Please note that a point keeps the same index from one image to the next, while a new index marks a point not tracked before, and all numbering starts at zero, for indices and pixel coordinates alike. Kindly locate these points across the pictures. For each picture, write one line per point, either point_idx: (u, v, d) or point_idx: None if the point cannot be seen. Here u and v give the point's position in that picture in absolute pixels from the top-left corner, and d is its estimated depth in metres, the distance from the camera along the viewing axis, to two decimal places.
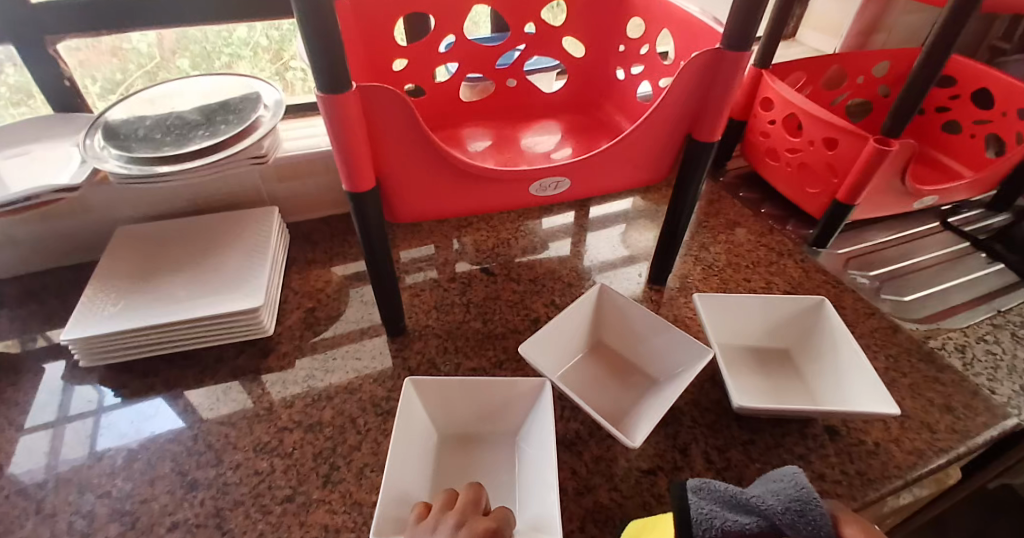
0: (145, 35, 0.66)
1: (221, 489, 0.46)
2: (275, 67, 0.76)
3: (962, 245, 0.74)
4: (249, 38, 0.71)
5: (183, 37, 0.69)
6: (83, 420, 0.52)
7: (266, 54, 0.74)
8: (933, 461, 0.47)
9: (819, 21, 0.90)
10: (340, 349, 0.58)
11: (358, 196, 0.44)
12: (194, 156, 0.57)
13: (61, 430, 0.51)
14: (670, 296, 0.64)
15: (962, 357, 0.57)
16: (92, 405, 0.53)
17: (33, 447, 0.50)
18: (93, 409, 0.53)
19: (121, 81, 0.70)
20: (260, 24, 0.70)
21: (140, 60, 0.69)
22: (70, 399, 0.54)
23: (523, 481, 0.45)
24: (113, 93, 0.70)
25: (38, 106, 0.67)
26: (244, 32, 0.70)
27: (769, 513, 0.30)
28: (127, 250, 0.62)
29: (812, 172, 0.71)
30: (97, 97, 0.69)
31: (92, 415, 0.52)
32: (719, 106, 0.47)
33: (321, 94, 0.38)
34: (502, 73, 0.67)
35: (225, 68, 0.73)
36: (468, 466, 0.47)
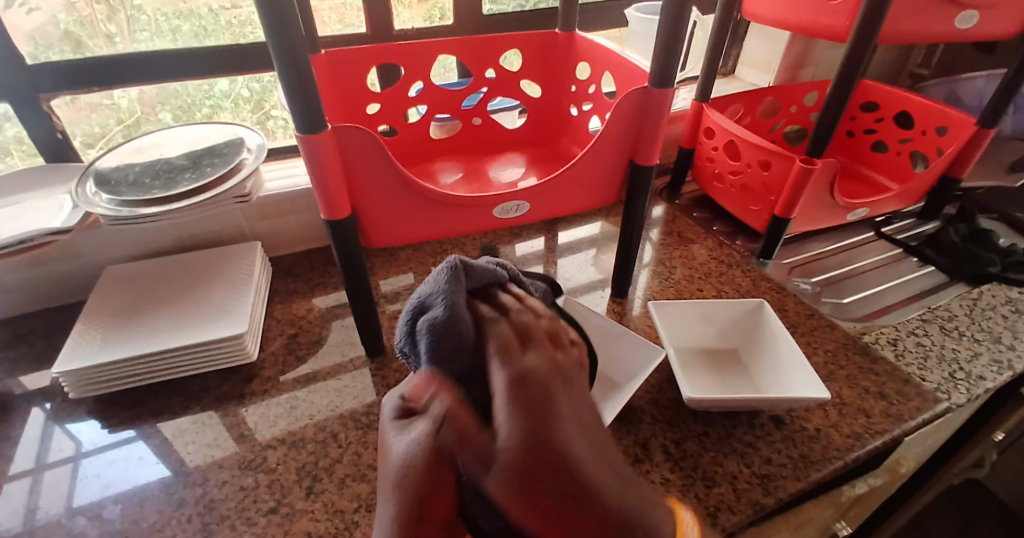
0: (126, 92, 0.71)
1: (208, 506, 0.48)
2: (256, 117, 0.81)
3: (895, 251, 0.81)
4: (230, 89, 0.77)
5: (163, 92, 0.74)
6: (61, 466, 0.52)
7: (248, 104, 0.80)
8: (869, 443, 0.52)
9: (751, 59, 1.00)
10: (322, 371, 0.62)
11: (335, 223, 0.49)
12: (181, 197, 0.62)
13: (49, 464, 0.53)
14: (630, 307, 0.70)
15: (894, 349, 0.63)
16: (73, 451, 0.54)
17: (25, 479, 0.52)
18: (71, 455, 0.53)
19: (100, 134, 0.73)
20: (242, 77, 0.76)
21: (121, 115, 0.73)
22: (59, 433, 0.55)
23: None
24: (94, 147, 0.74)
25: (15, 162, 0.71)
26: (225, 85, 0.76)
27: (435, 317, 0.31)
28: (115, 288, 0.66)
29: (753, 192, 0.78)
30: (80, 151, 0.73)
31: (71, 460, 0.53)
32: (653, 134, 0.54)
33: (300, 135, 0.43)
34: (468, 113, 0.74)
35: (205, 119, 0.78)
36: None
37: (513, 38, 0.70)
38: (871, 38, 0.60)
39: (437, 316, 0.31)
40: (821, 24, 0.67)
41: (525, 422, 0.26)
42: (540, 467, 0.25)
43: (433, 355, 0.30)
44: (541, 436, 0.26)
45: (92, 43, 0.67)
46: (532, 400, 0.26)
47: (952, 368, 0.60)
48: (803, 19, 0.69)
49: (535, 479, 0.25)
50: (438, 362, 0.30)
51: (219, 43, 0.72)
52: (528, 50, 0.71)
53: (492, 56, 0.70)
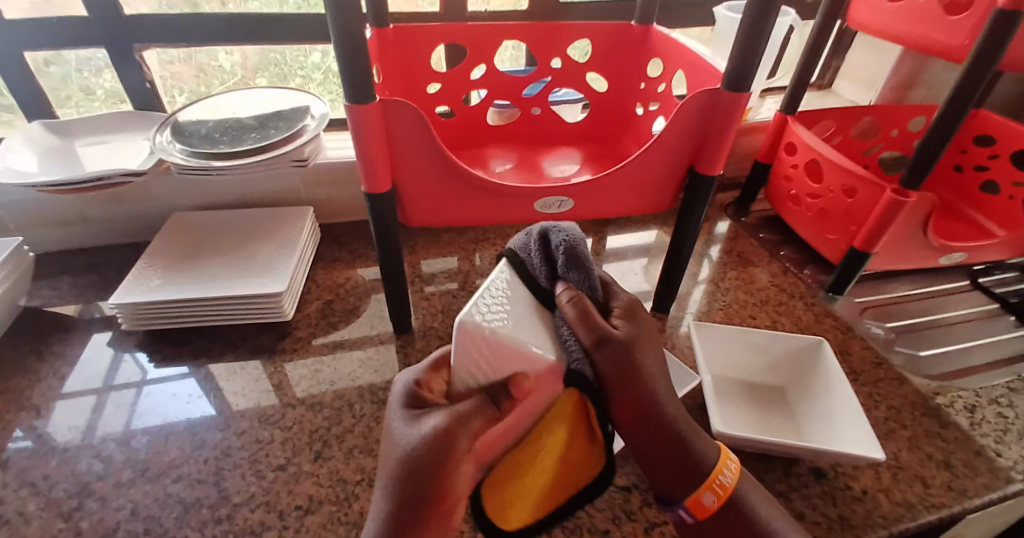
0: (230, 55, 0.76)
1: (224, 451, 0.50)
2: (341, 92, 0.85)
3: (991, 306, 0.71)
4: (321, 62, 0.80)
5: (266, 58, 0.78)
6: (127, 389, 0.56)
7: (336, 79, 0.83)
8: (923, 516, 0.45)
9: (853, 74, 0.93)
10: (349, 341, 0.62)
11: (375, 196, 0.49)
12: (244, 155, 0.64)
13: (93, 389, 0.56)
14: (672, 324, 0.65)
15: (970, 416, 0.54)
16: (136, 377, 0.57)
17: (75, 395, 0.56)
18: (137, 381, 0.57)
19: (204, 93, 0.79)
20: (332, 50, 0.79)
21: (223, 77, 0.78)
22: (111, 361, 0.59)
23: (526, 334, 0.32)
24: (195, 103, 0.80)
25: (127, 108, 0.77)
26: (317, 57, 0.80)
27: (556, 252, 0.36)
28: (178, 233, 0.69)
29: (832, 219, 0.71)
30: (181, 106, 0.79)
31: (135, 386, 0.56)
32: (718, 141, 0.49)
33: (348, 105, 0.43)
34: (528, 102, 0.72)
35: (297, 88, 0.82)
36: (494, 368, 0.32)
37: (586, 28, 0.67)
38: (994, 61, 0.53)
39: (572, 238, 0.36)
40: (936, 41, 0.59)
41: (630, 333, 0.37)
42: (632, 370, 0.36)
43: (568, 263, 0.35)
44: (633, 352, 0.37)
45: (207, 6, 0.71)
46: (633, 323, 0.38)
47: None
48: (913, 34, 0.62)
49: (636, 383, 0.36)
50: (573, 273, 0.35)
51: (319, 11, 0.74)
52: (600, 42, 0.68)
53: (562, 45, 0.68)
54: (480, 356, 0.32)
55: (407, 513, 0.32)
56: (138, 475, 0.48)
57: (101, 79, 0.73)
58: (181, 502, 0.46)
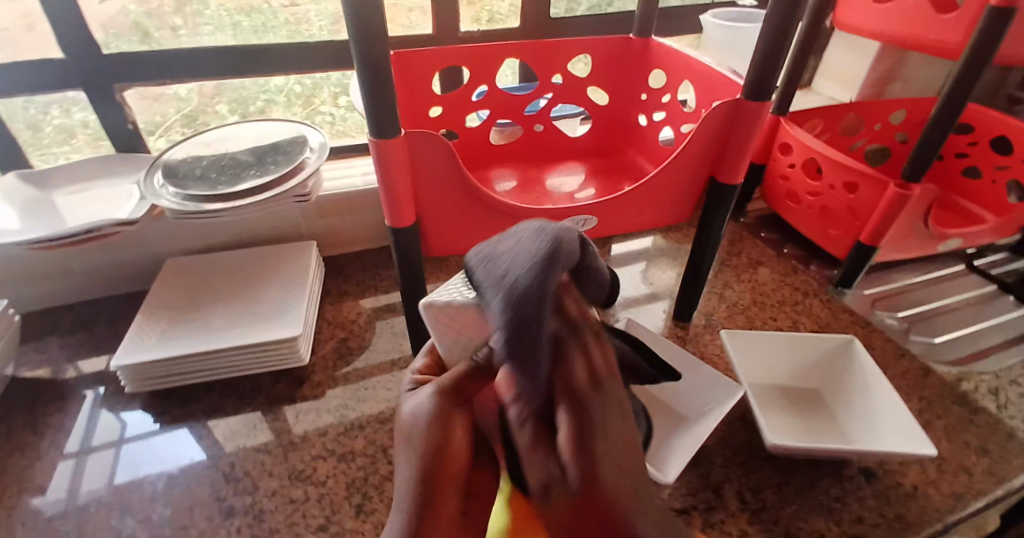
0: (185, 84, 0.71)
1: (257, 517, 0.47)
2: (304, 113, 0.80)
3: (988, 287, 0.74)
4: (283, 85, 0.76)
5: (220, 85, 0.73)
6: (103, 451, 0.53)
7: (298, 100, 0.79)
8: (974, 505, 0.46)
9: (830, 72, 0.95)
10: (371, 380, 0.60)
11: (399, 230, 0.47)
12: (244, 195, 0.61)
13: (83, 459, 0.52)
14: (695, 333, 0.65)
15: (997, 400, 0.56)
16: (112, 435, 0.54)
17: (81, 469, 0.51)
18: (114, 440, 0.54)
19: (159, 123, 0.73)
20: (292, 76, 0.75)
21: (179, 104, 0.73)
22: (96, 424, 0.55)
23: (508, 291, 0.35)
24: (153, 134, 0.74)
25: (80, 144, 0.71)
26: (279, 81, 0.76)
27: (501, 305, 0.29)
28: (174, 280, 0.65)
29: (834, 215, 0.72)
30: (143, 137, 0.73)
31: (112, 446, 0.53)
32: (742, 150, 0.49)
33: (373, 140, 0.41)
34: (531, 120, 0.71)
35: (259, 113, 0.78)
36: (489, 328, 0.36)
37: (585, 43, 0.67)
38: (989, 57, 0.55)
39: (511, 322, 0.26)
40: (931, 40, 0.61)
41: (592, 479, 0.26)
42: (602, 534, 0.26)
43: (513, 354, 0.26)
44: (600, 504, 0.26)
45: (158, 35, 0.66)
46: (592, 451, 0.27)
47: None
48: (909, 33, 0.64)
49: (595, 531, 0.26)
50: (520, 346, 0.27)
51: (277, 39, 0.71)
52: (600, 56, 0.68)
53: (562, 61, 0.67)
54: (451, 324, 0.37)
55: (419, 494, 0.33)
56: None
57: (51, 117, 0.67)
58: None
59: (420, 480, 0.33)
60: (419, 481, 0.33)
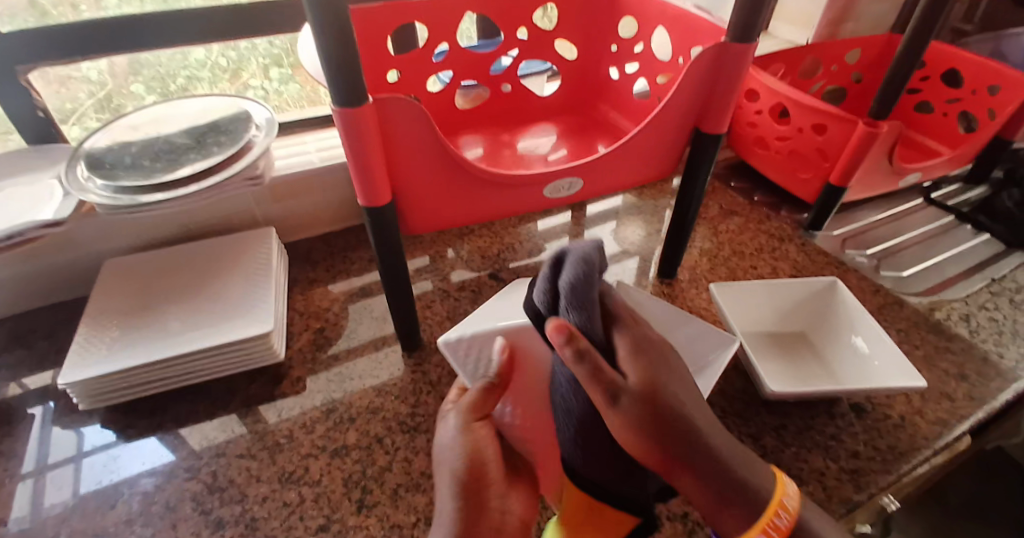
0: (95, 63, 0.64)
1: (250, 526, 0.44)
2: (233, 89, 0.74)
3: (947, 218, 0.76)
4: (206, 58, 0.70)
5: (134, 62, 0.66)
6: (60, 468, 0.48)
7: (224, 73, 0.72)
8: (958, 429, 0.48)
9: (787, 14, 0.94)
10: (356, 369, 0.56)
11: (375, 209, 0.44)
12: (188, 181, 0.55)
13: (40, 480, 0.48)
14: (681, 288, 0.64)
15: (968, 326, 0.58)
16: (68, 451, 0.50)
17: (41, 499, 0.46)
18: (71, 455, 0.49)
19: (71, 110, 0.65)
20: (217, 46, 0.68)
21: (91, 88, 0.65)
22: (50, 443, 0.50)
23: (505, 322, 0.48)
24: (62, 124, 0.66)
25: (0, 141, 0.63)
26: (200, 53, 0.69)
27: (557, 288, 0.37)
28: (119, 282, 0.59)
29: (802, 157, 0.73)
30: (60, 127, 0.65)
31: (70, 461, 0.49)
32: (726, 97, 0.48)
33: (338, 110, 0.37)
34: (497, 80, 0.67)
35: (182, 91, 0.71)
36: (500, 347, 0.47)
37: None
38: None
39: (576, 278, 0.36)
40: None
41: (642, 375, 0.35)
42: (664, 414, 0.34)
43: (573, 305, 0.36)
44: (652, 388, 0.35)
45: (57, 13, 0.58)
46: (646, 362, 0.36)
47: None
48: None
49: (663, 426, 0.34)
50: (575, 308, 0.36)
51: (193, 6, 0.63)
52: (566, 7, 0.64)
53: (526, 14, 0.63)
54: (469, 351, 0.47)
55: (465, 502, 0.37)
56: None
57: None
58: None
59: (461, 488, 0.38)
60: (459, 489, 0.38)
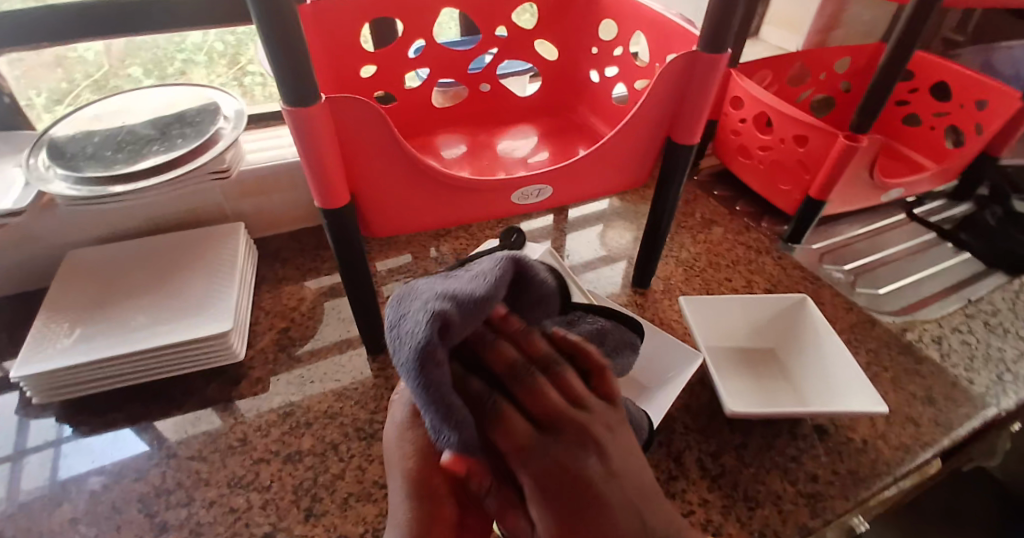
0: (91, 44, 0.63)
1: (195, 530, 0.43)
2: (232, 73, 0.73)
3: (928, 235, 0.76)
4: (202, 42, 0.68)
5: (133, 44, 0.65)
6: (42, 454, 0.48)
7: (223, 58, 0.71)
8: (920, 455, 0.48)
9: (778, 18, 0.93)
10: (318, 371, 0.55)
11: (332, 211, 0.42)
12: (149, 174, 0.54)
13: (21, 464, 0.48)
14: (653, 298, 0.64)
15: (939, 348, 0.58)
16: (50, 437, 0.49)
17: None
18: (52, 441, 0.49)
19: (67, 91, 0.66)
20: (216, 31, 0.66)
21: (86, 70, 0.65)
22: (30, 432, 0.50)
23: None
24: (61, 104, 0.66)
25: None
26: (198, 38, 0.67)
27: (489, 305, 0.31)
28: (80, 275, 0.58)
29: (784, 169, 0.71)
30: (43, 108, 0.65)
31: (51, 447, 0.49)
32: (698, 107, 0.47)
33: (287, 108, 0.36)
34: (475, 78, 0.66)
35: (178, 76, 0.70)
36: None
37: None
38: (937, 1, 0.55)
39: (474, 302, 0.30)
40: None
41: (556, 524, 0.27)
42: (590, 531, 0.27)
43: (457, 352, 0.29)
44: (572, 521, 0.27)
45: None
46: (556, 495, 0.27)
47: (1000, 369, 0.56)
48: None
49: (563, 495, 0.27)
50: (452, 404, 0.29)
51: None
52: (546, 6, 0.63)
53: (505, 12, 0.62)
54: None
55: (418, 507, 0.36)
56: None
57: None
58: None
59: (412, 494, 0.36)
60: (413, 494, 0.37)
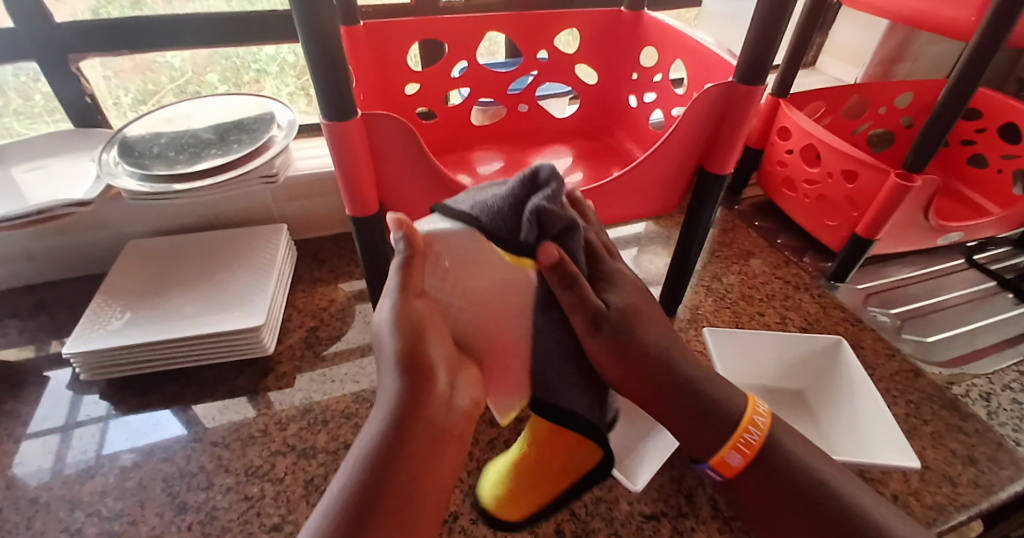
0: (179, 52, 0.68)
1: (209, 514, 0.45)
2: (300, 82, 0.77)
3: (987, 284, 0.70)
4: (276, 55, 0.73)
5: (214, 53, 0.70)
6: (90, 427, 0.52)
7: (293, 69, 0.76)
8: (955, 518, 0.44)
9: (840, 50, 0.91)
10: (339, 371, 0.57)
11: (362, 219, 0.45)
12: (205, 174, 0.58)
13: (69, 434, 0.51)
14: (679, 327, 0.62)
15: (987, 405, 0.53)
16: (97, 415, 0.53)
17: (28, 462, 0.49)
18: (101, 417, 0.53)
19: (152, 92, 0.71)
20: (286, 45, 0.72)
21: (172, 74, 0.70)
22: (80, 406, 0.54)
23: None
24: (145, 104, 0.72)
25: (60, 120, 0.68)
26: (272, 49, 0.72)
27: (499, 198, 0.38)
28: (138, 263, 0.63)
29: (830, 205, 0.68)
30: (130, 107, 0.71)
31: (99, 422, 0.52)
32: (732, 138, 0.46)
33: (326, 122, 0.38)
34: (514, 99, 0.67)
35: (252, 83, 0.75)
36: None
37: (574, 15, 0.63)
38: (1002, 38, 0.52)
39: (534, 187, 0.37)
40: (945, 20, 0.62)
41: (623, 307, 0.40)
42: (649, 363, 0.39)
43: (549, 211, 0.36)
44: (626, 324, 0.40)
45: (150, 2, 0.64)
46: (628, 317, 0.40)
47: None
48: (924, 14, 0.64)
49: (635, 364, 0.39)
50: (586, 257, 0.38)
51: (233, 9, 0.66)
52: (589, 30, 0.64)
53: (547, 35, 0.63)
54: None
55: (407, 385, 0.33)
56: None
57: (41, 85, 0.65)
58: None
59: (401, 373, 0.33)
60: (400, 372, 0.33)
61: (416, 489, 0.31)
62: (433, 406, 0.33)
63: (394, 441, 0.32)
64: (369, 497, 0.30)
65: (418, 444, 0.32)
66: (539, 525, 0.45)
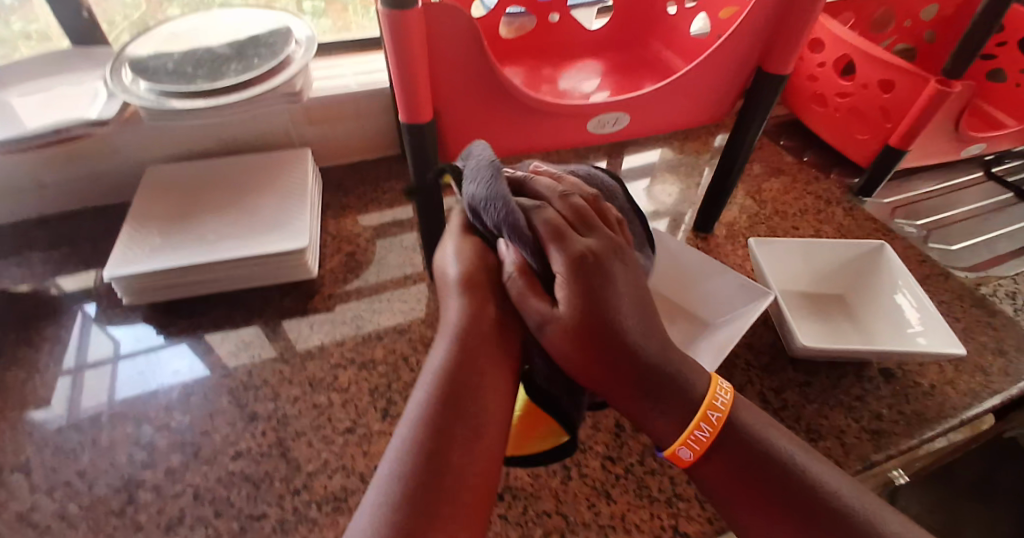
0: None
1: (281, 422, 0.46)
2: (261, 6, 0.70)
3: (1005, 195, 0.72)
4: None
5: None
6: (100, 368, 0.50)
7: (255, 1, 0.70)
8: (988, 401, 0.48)
9: None
10: (386, 293, 0.57)
11: (415, 126, 0.43)
12: (228, 90, 0.55)
13: (80, 377, 0.49)
14: (716, 243, 0.63)
15: (1014, 303, 0.56)
16: (107, 353, 0.51)
17: (48, 405, 0.47)
18: (110, 356, 0.51)
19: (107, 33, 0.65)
20: None
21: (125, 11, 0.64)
22: (89, 344, 0.52)
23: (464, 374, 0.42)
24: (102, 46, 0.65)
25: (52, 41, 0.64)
26: None
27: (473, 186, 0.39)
28: (160, 189, 0.60)
29: (863, 117, 0.68)
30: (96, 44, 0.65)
31: (109, 362, 0.50)
32: (796, 34, 0.45)
33: (385, 11, 0.36)
34: (544, 7, 0.64)
35: None
36: None
37: None
38: None
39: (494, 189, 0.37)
40: None
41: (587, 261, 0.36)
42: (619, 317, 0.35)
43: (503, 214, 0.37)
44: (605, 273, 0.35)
45: None
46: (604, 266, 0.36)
47: None
48: None
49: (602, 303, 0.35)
50: (528, 247, 0.36)
51: None
52: None
53: None
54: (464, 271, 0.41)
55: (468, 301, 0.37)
56: (190, 459, 0.43)
57: None
58: (248, 479, 0.42)
59: (462, 291, 0.37)
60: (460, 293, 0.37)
61: (489, 400, 0.33)
62: (484, 324, 0.36)
63: (460, 357, 0.34)
64: (450, 404, 0.32)
65: (479, 359, 0.35)
66: (601, 422, 0.47)
